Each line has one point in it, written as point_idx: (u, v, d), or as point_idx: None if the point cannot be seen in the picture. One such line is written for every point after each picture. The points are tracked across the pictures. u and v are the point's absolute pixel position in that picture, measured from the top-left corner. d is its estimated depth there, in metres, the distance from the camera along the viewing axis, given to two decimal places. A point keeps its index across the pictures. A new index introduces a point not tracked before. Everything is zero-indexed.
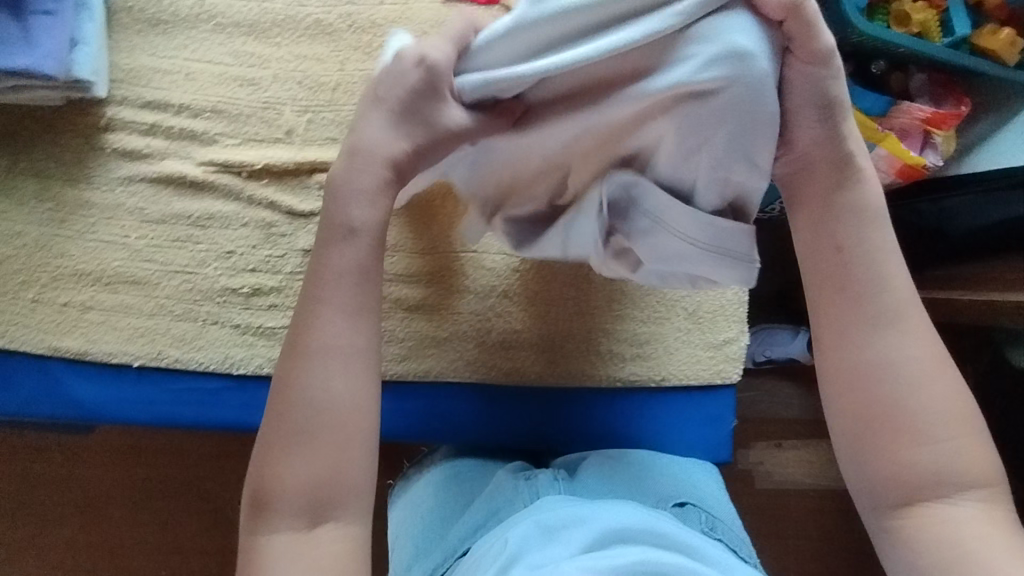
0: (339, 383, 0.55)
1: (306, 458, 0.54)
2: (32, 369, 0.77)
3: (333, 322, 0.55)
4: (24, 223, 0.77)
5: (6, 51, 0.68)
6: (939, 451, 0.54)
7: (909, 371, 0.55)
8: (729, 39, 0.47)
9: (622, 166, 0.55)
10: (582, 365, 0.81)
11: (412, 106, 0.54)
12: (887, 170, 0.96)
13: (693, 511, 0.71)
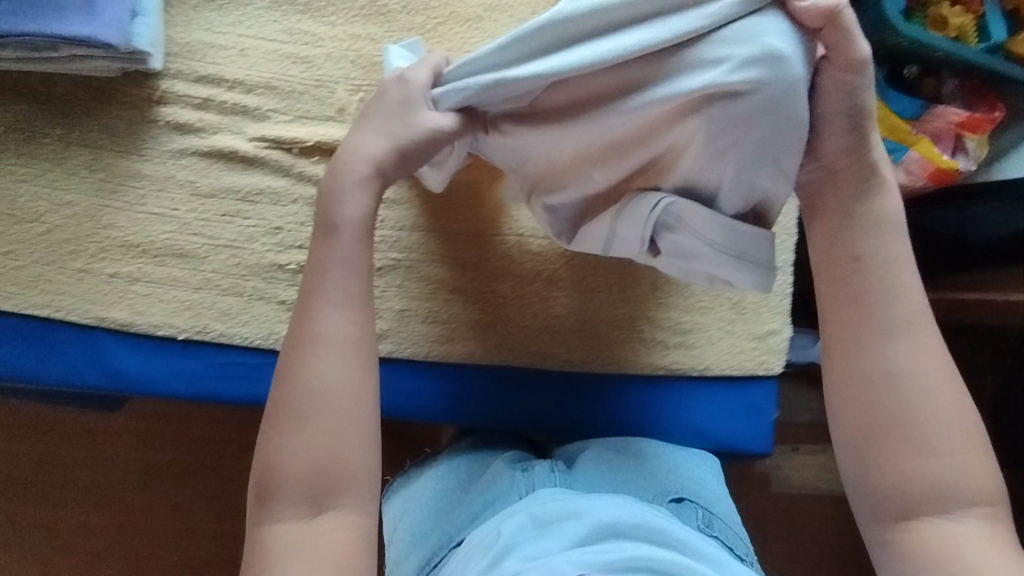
0: (337, 373, 0.58)
1: (306, 445, 0.57)
2: (77, 339, 0.77)
3: (328, 314, 0.59)
4: (74, 193, 0.77)
5: (69, 19, 0.69)
6: (943, 465, 0.57)
7: (920, 384, 0.58)
8: (764, 43, 0.49)
9: (650, 167, 0.56)
10: (625, 352, 0.80)
11: (392, 117, 0.61)
12: (919, 174, 0.93)
13: (689, 507, 0.71)
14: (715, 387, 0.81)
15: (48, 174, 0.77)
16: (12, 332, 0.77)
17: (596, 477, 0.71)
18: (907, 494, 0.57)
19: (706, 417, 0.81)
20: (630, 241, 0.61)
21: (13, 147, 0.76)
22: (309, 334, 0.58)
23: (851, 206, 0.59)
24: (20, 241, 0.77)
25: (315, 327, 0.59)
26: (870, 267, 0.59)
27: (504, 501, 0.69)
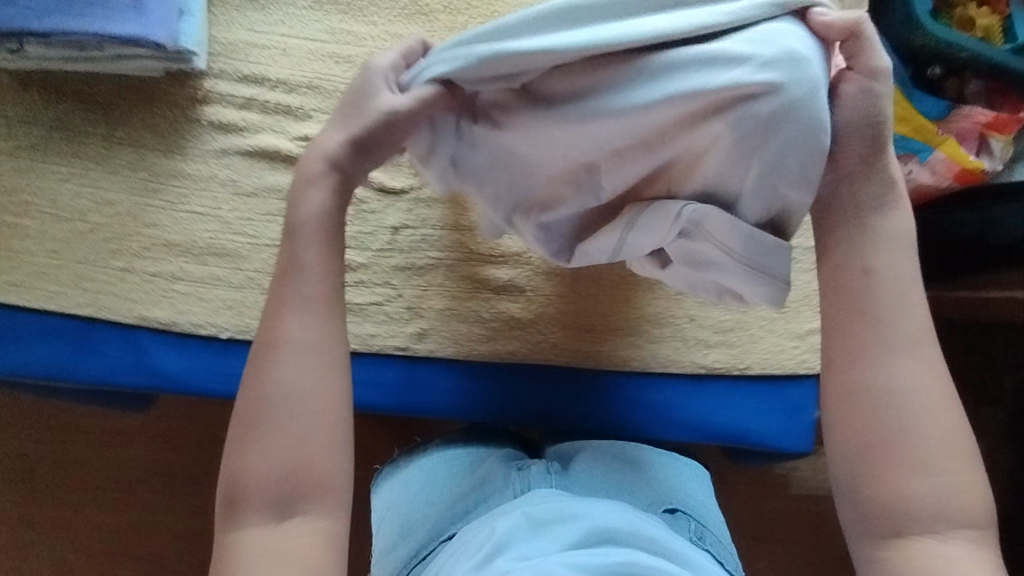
0: (299, 372, 0.52)
1: (268, 451, 0.51)
2: (119, 337, 0.77)
3: (291, 318, 0.53)
4: (116, 192, 0.77)
5: (118, 18, 0.69)
6: (937, 482, 0.51)
7: (919, 401, 0.53)
8: (786, 46, 0.47)
9: (661, 175, 0.52)
10: (666, 351, 0.80)
11: (353, 105, 0.56)
12: (943, 174, 0.95)
13: (683, 518, 0.69)
14: (718, 390, 0.81)
15: (91, 173, 0.77)
16: (55, 331, 0.77)
17: (594, 484, 0.70)
18: (896, 514, 0.52)
19: (704, 422, 0.80)
20: (630, 241, 0.56)
21: (57, 146, 0.77)
22: (272, 336, 0.53)
23: (869, 219, 0.55)
24: (64, 240, 0.77)
25: (275, 329, 0.53)
26: (881, 282, 0.55)
27: (496, 498, 0.69)
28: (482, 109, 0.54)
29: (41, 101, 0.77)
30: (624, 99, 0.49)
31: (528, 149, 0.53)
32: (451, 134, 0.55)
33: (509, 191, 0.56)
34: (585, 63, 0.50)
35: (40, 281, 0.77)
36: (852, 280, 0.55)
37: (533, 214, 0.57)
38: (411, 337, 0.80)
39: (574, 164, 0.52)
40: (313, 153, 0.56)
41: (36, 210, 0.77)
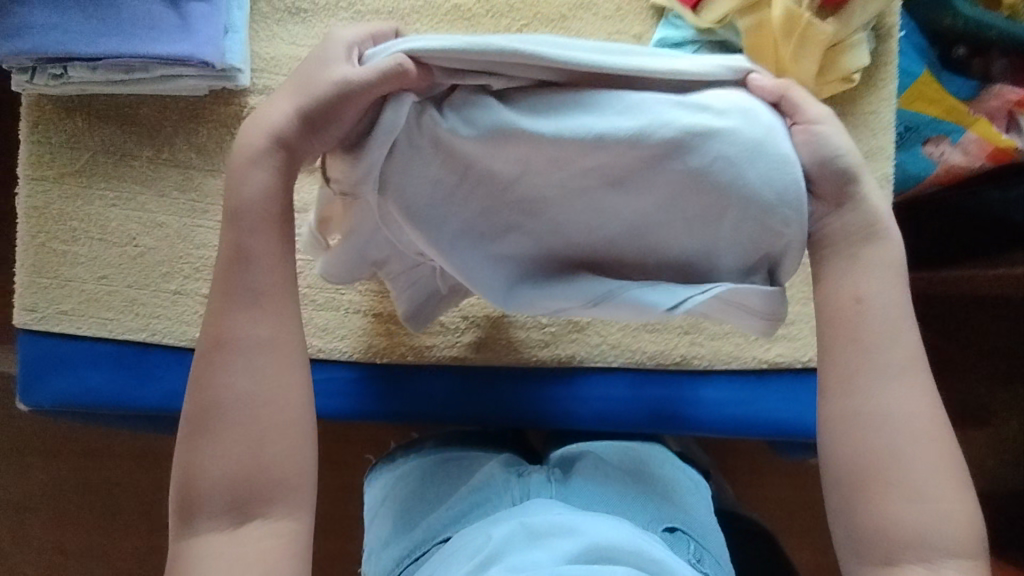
0: (247, 373, 0.57)
1: (223, 454, 0.56)
2: (172, 361, 0.76)
3: (235, 317, 0.57)
4: (165, 215, 0.76)
5: (166, 39, 0.69)
6: (926, 509, 0.56)
7: (910, 430, 0.56)
8: (750, 103, 0.49)
9: (618, 214, 0.54)
10: (726, 347, 0.80)
11: (307, 77, 0.54)
12: (976, 154, 0.94)
13: (682, 539, 0.69)
14: (756, 385, 0.80)
15: (139, 196, 0.76)
16: (109, 358, 0.76)
17: (594, 497, 0.69)
18: (882, 538, 0.56)
19: (739, 419, 0.79)
20: (591, 285, 0.56)
21: (102, 170, 0.76)
22: (218, 339, 0.56)
23: (859, 250, 0.56)
24: (114, 265, 0.76)
25: (223, 329, 0.57)
26: (872, 310, 0.57)
27: (494, 504, 0.70)
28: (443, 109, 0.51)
29: (83, 125, 0.76)
30: (603, 124, 0.49)
31: (487, 167, 0.52)
32: (405, 117, 0.51)
33: (454, 213, 0.55)
34: (568, 85, 0.50)
35: (91, 308, 0.75)
36: (843, 313, 0.57)
37: (478, 243, 0.56)
38: (468, 348, 0.79)
39: (536, 191, 0.53)
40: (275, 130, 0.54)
41: (85, 236, 0.76)
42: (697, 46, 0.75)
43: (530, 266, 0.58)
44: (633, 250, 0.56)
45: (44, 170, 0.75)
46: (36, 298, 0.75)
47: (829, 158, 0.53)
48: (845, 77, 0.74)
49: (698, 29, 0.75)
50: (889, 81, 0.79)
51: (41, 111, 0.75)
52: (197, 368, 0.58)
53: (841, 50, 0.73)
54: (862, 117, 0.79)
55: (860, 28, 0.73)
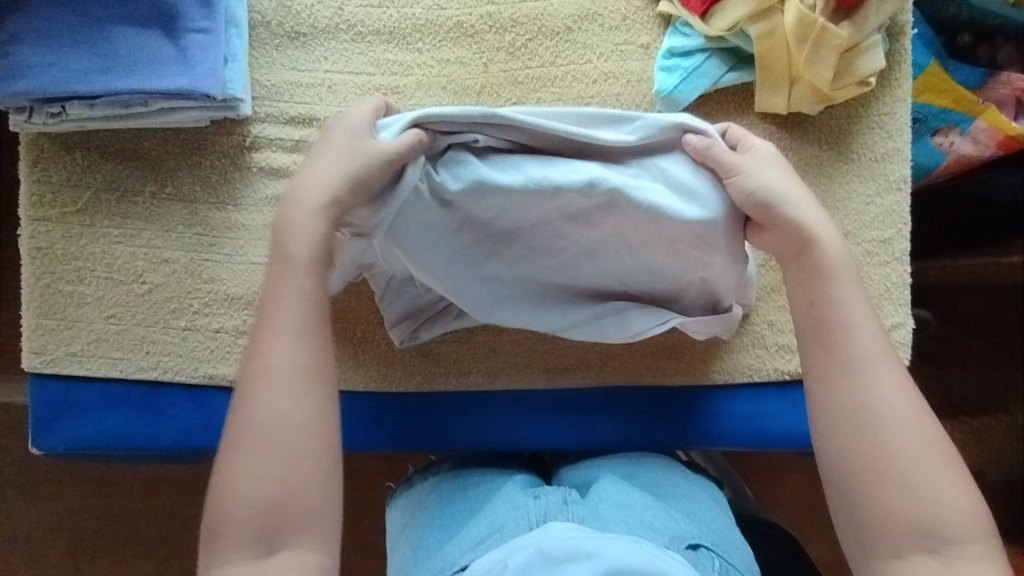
0: (280, 401, 0.57)
1: (253, 478, 0.55)
2: (184, 399, 0.75)
3: (279, 344, 0.58)
4: (171, 250, 0.74)
5: (165, 73, 0.67)
6: (920, 495, 0.56)
7: (891, 416, 0.58)
8: (680, 168, 0.61)
9: (580, 252, 0.63)
10: (746, 359, 0.78)
11: (345, 145, 0.60)
12: (987, 143, 0.90)
13: (706, 557, 0.65)
14: (778, 397, 0.79)
15: (143, 233, 0.74)
16: (120, 398, 0.74)
17: (614, 517, 0.66)
18: (885, 530, 0.56)
19: (762, 432, 0.78)
20: (557, 313, 0.68)
21: (105, 208, 0.74)
22: (259, 366, 0.57)
23: (801, 262, 0.62)
24: (122, 304, 0.74)
25: (263, 355, 0.58)
26: (826, 314, 0.62)
27: (512, 527, 0.65)
28: (443, 165, 0.60)
29: (84, 162, 0.74)
30: (572, 177, 0.59)
31: (471, 212, 0.60)
32: (417, 174, 0.59)
33: (438, 253, 0.62)
34: (545, 147, 0.62)
35: (101, 348, 0.74)
36: (808, 317, 0.62)
37: (456, 277, 0.64)
38: (484, 374, 0.78)
39: (512, 232, 0.62)
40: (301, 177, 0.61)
41: (91, 275, 0.74)
42: (707, 54, 0.74)
43: (500, 297, 0.66)
44: (592, 282, 0.66)
45: (46, 210, 0.74)
46: (43, 341, 0.74)
47: (761, 188, 0.61)
48: (861, 80, 0.73)
49: (708, 36, 0.73)
50: (904, 81, 0.77)
51: (40, 150, 0.74)
52: (235, 397, 0.58)
53: (856, 54, 0.71)
54: (878, 119, 0.77)
55: (874, 30, 0.71)
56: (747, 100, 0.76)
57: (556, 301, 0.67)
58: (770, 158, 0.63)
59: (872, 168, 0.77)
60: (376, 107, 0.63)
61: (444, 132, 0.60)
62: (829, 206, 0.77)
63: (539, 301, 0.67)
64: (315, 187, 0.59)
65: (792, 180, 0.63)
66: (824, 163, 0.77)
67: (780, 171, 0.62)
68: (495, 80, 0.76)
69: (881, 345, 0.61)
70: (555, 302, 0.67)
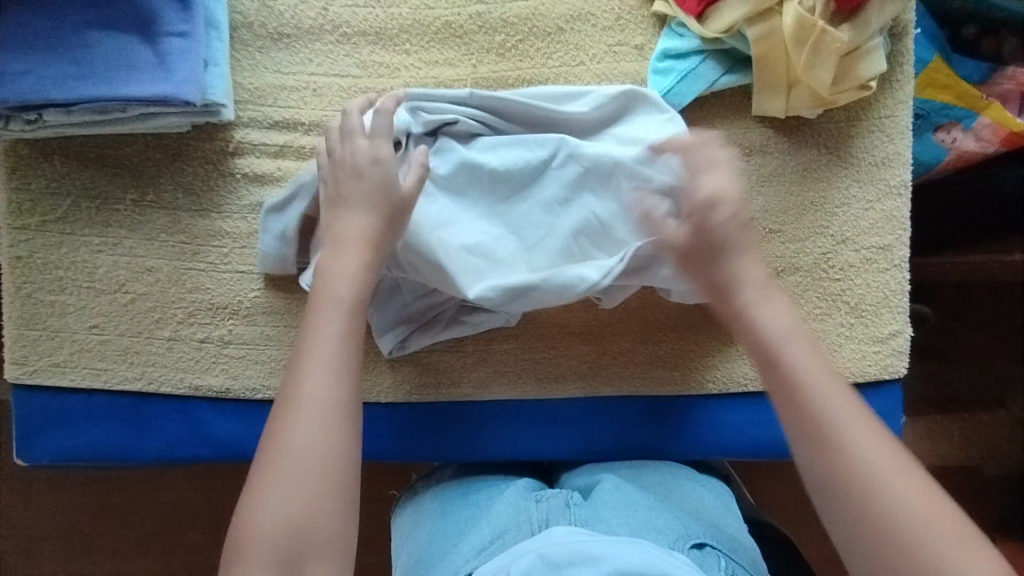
0: (312, 432, 0.54)
1: (281, 509, 0.52)
2: (170, 410, 0.74)
3: (320, 374, 0.55)
4: (153, 259, 0.73)
5: (144, 79, 0.65)
6: (921, 541, 0.49)
7: (865, 456, 0.52)
8: (638, 129, 0.67)
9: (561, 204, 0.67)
10: (741, 367, 0.77)
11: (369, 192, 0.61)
12: (988, 140, 0.87)
13: (712, 556, 0.62)
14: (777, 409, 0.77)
15: (125, 242, 0.73)
16: (105, 409, 0.73)
17: (617, 518, 0.64)
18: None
19: (756, 441, 0.77)
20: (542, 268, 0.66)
21: (86, 216, 0.72)
22: (296, 394, 0.55)
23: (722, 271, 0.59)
24: (105, 314, 0.73)
25: (296, 386, 0.55)
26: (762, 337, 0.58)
27: (515, 532, 0.63)
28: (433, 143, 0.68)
29: (63, 169, 0.72)
30: (541, 142, 0.67)
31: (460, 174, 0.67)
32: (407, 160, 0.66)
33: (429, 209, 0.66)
34: (522, 129, 0.70)
35: (84, 359, 0.73)
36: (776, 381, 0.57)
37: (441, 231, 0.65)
38: (475, 383, 0.77)
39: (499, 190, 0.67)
40: (328, 221, 0.61)
41: (72, 285, 0.73)
42: (703, 56, 0.72)
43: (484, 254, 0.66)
44: (572, 247, 0.66)
45: (25, 219, 0.72)
46: (26, 352, 0.72)
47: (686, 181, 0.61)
48: (861, 85, 0.71)
49: (704, 38, 0.71)
50: (906, 84, 0.75)
51: (18, 157, 0.72)
52: (269, 424, 0.55)
53: (857, 57, 0.69)
54: (878, 122, 0.75)
55: (876, 33, 0.69)
56: (743, 104, 0.74)
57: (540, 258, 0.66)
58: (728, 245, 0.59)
59: (871, 173, 0.75)
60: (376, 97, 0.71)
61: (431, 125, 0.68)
62: (826, 212, 0.75)
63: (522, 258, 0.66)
64: (356, 234, 0.60)
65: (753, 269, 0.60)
66: (822, 168, 0.75)
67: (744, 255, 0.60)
68: (484, 82, 0.74)
69: (851, 404, 0.54)
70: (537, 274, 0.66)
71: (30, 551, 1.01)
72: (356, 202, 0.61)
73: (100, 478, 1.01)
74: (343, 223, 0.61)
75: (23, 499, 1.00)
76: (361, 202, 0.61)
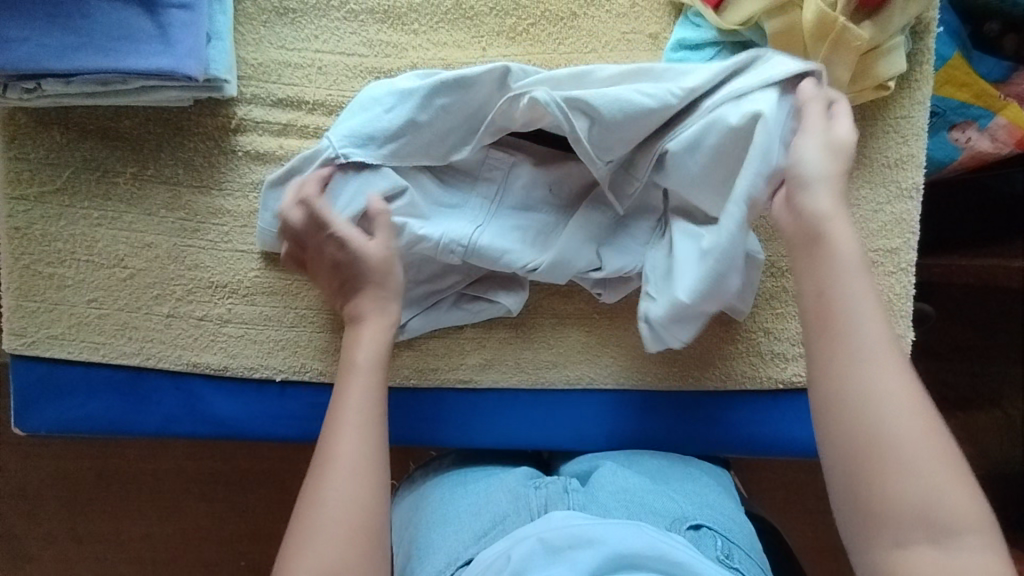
0: (342, 488, 0.54)
1: (314, 556, 0.51)
2: (168, 385, 0.73)
3: (348, 434, 0.57)
4: (153, 234, 0.72)
5: (145, 51, 0.64)
6: (901, 433, 0.49)
7: (862, 341, 0.51)
8: (746, 85, 0.62)
9: (529, 197, 0.69)
10: (739, 366, 0.77)
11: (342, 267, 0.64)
12: (1005, 141, 0.84)
13: (708, 536, 0.64)
14: (773, 407, 0.77)
15: (124, 216, 0.72)
16: (103, 383, 0.73)
17: (614, 501, 0.65)
18: (883, 507, 0.48)
19: (752, 438, 0.77)
20: (525, 250, 0.68)
21: (85, 188, 0.72)
22: (326, 453, 0.56)
23: (803, 169, 0.56)
24: (104, 289, 0.72)
25: (331, 445, 0.56)
26: (828, 221, 0.55)
27: (513, 521, 0.64)
28: (448, 123, 0.65)
29: (62, 140, 0.71)
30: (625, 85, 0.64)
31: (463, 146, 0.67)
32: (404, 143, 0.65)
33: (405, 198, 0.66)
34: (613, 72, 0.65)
35: (82, 333, 0.72)
36: (816, 306, 0.54)
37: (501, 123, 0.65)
38: (472, 370, 0.76)
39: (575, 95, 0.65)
40: (336, 284, 0.65)
41: (71, 258, 0.72)
42: (718, 48, 0.70)
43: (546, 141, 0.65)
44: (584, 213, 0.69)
45: (23, 189, 0.71)
46: (25, 323, 0.72)
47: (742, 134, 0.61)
48: (880, 85, 0.69)
49: (720, 29, 0.69)
50: (925, 84, 0.73)
51: (16, 125, 0.71)
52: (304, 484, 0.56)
53: (877, 55, 0.67)
54: (893, 123, 0.74)
55: (897, 31, 0.67)
56: None
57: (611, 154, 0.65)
58: (814, 175, 0.56)
59: (883, 174, 0.74)
60: (378, 81, 0.68)
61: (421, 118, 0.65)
62: None
63: (602, 140, 0.64)
64: (370, 308, 0.64)
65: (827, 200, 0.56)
66: None
67: (825, 190, 0.56)
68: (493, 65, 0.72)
69: (906, 390, 0.50)
70: (552, 238, 0.70)
71: (27, 514, 1.02)
72: (368, 283, 0.64)
73: (98, 446, 1.02)
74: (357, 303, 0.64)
75: (22, 463, 1.01)
76: (351, 282, 0.64)
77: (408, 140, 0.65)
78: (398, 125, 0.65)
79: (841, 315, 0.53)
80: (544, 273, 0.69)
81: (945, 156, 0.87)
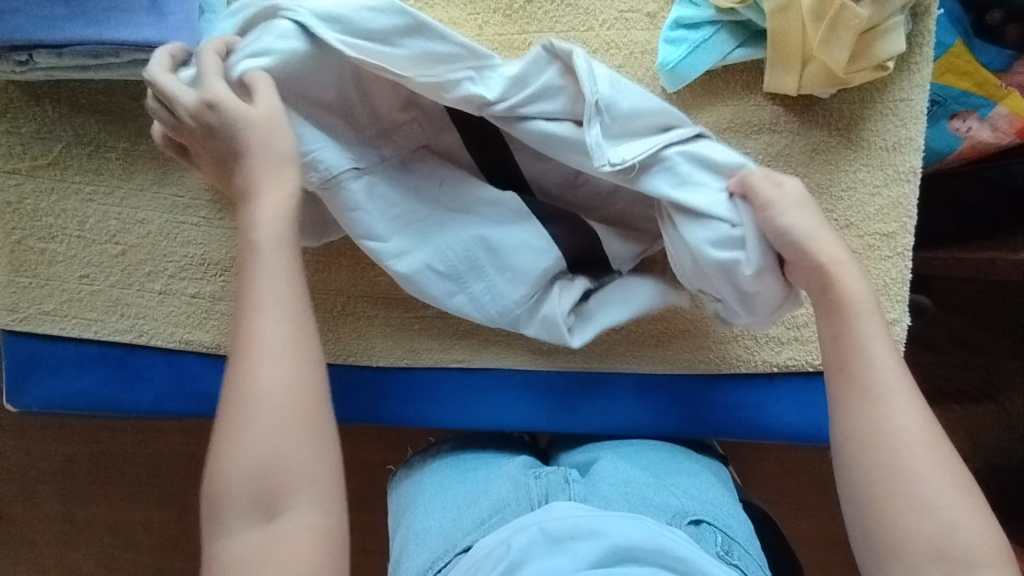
0: (269, 376, 0.52)
1: (246, 443, 0.51)
2: (162, 364, 0.73)
3: (263, 319, 0.54)
4: (146, 210, 0.72)
5: (137, 23, 0.63)
6: (915, 473, 0.54)
7: (879, 386, 0.57)
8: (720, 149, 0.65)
9: (418, 182, 0.68)
10: (736, 350, 0.76)
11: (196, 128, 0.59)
12: (1006, 131, 0.84)
13: (708, 531, 0.63)
14: (768, 391, 0.77)
15: (117, 192, 0.72)
16: (95, 360, 0.73)
17: (614, 494, 0.65)
18: (903, 538, 0.52)
19: (745, 423, 0.77)
20: (382, 224, 0.66)
21: (77, 163, 0.71)
22: (243, 342, 0.53)
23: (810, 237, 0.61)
24: (95, 265, 0.72)
25: (248, 334, 0.53)
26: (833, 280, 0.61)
27: (514, 507, 0.63)
28: (428, 58, 0.62)
29: (54, 114, 0.71)
30: (632, 86, 0.64)
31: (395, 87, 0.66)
32: (372, 54, 0.61)
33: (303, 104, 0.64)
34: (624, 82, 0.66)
35: (73, 308, 0.72)
36: (846, 347, 0.59)
37: (484, 63, 0.62)
38: (466, 351, 0.76)
39: (572, 64, 0.63)
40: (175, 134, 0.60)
41: (63, 233, 0.72)
42: (716, 27, 0.70)
43: (520, 81, 0.63)
44: (464, 208, 0.69)
45: (15, 163, 0.71)
46: (16, 299, 0.72)
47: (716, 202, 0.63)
48: (878, 65, 0.68)
49: (718, 8, 0.69)
50: (925, 66, 0.72)
51: (8, 99, 0.71)
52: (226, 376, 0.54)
53: (875, 35, 0.67)
54: (892, 105, 0.73)
55: (896, 11, 0.67)
56: (755, 79, 0.73)
57: (613, 118, 0.62)
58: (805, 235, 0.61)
59: (881, 157, 0.73)
60: None
61: (402, 34, 0.61)
62: (832, 195, 0.74)
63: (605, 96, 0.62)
64: (273, 189, 0.57)
65: (832, 249, 0.61)
66: (831, 151, 0.73)
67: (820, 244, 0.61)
68: (489, 44, 0.72)
69: (927, 430, 0.55)
70: (416, 223, 0.68)
71: (23, 495, 1.02)
72: (252, 136, 0.57)
73: (92, 428, 1.02)
74: (243, 154, 0.58)
75: (17, 445, 1.01)
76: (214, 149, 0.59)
77: (376, 52, 0.61)
78: (377, 28, 0.61)
79: (865, 369, 0.58)
80: (398, 266, 0.67)
81: (945, 145, 0.86)
